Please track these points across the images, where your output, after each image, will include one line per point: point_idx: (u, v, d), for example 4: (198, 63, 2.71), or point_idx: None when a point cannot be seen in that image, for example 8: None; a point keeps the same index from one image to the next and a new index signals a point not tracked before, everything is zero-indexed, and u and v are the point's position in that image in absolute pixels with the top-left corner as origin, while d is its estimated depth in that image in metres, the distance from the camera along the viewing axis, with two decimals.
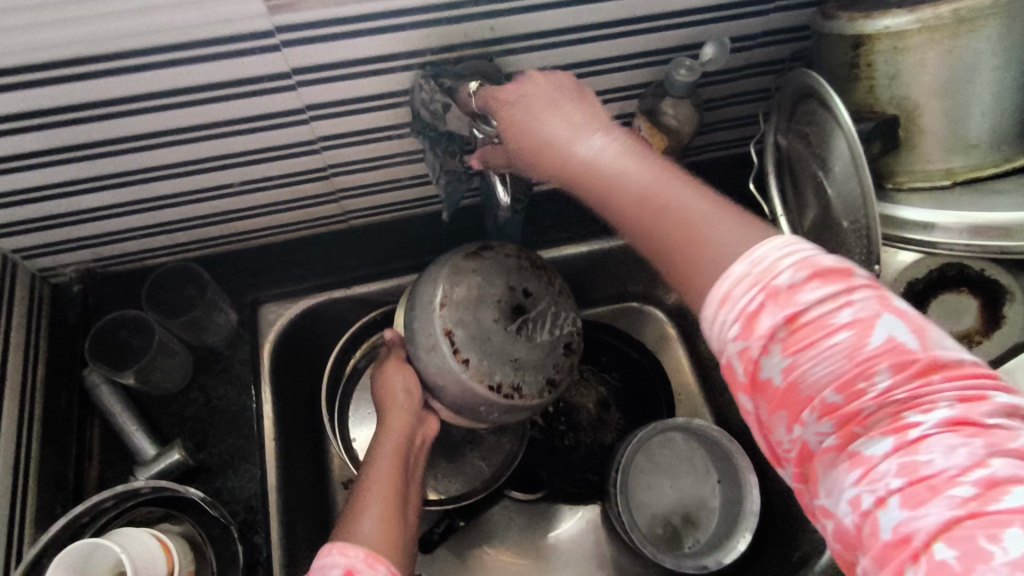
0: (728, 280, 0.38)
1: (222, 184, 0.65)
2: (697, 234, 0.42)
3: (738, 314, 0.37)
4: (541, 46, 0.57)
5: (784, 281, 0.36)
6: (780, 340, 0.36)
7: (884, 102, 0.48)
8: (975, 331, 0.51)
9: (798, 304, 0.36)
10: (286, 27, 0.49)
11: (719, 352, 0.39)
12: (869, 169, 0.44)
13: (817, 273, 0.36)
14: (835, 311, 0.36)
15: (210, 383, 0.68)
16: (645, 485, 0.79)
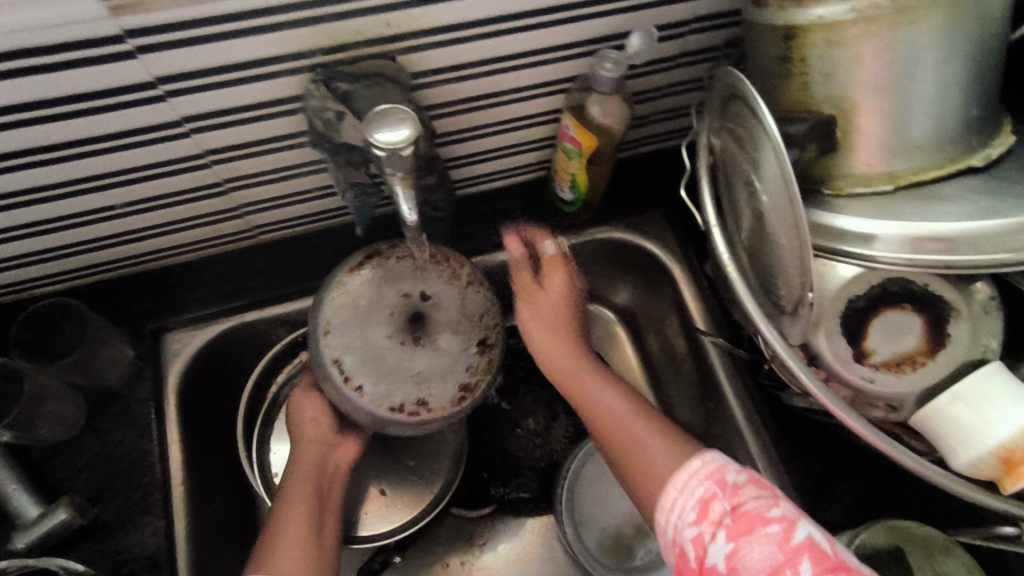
0: (688, 472, 0.47)
1: (101, 206, 0.57)
2: (636, 444, 0.52)
3: (694, 502, 0.46)
4: (448, 42, 0.50)
5: (732, 479, 0.45)
6: (726, 526, 0.43)
7: (820, 100, 0.43)
8: (919, 353, 0.47)
9: (740, 498, 0.44)
10: (136, 30, 0.42)
11: (673, 539, 0.45)
12: (794, 180, 0.40)
13: (753, 480, 0.45)
14: (767, 506, 0.43)
15: (106, 427, 0.61)
16: (595, 496, 0.74)
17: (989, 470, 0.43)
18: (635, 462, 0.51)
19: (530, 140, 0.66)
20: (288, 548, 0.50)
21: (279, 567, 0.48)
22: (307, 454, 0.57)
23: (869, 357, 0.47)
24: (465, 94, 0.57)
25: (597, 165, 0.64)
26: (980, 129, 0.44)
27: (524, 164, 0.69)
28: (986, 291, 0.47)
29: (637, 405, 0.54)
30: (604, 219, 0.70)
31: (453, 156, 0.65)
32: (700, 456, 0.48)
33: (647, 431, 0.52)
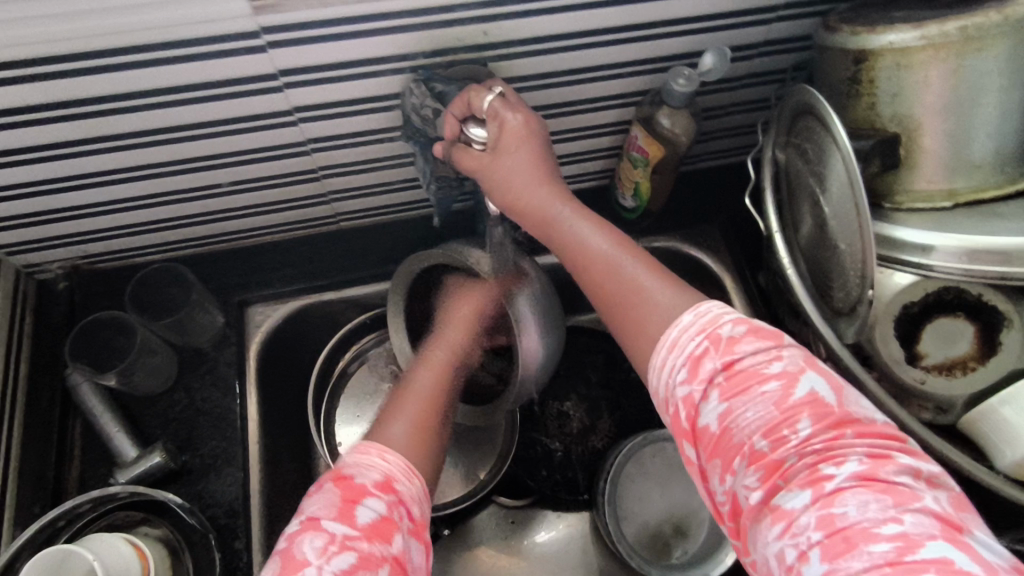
0: (677, 329, 0.44)
1: (209, 185, 0.64)
2: (643, 295, 0.47)
3: (685, 358, 0.43)
4: (537, 52, 0.55)
5: (725, 332, 0.43)
6: (718, 385, 0.41)
7: (885, 119, 0.46)
8: (970, 358, 0.49)
9: (734, 354, 0.42)
10: (271, 28, 0.48)
11: (666, 397, 0.44)
12: (864, 190, 0.43)
13: (750, 331, 0.43)
14: (766, 363, 0.41)
15: (194, 385, 0.67)
16: (634, 492, 0.75)
17: None
18: (628, 306, 0.48)
19: (598, 148, 0.70)
20: (403, 423, 0.52)
21: (389, 429, 0.51)
22: (449, 349, 0.61)
23: (921, 360, 0.49)
24: (544, 101, 0.61)
25: (659, 176, 0.67)
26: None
27: (589, 171, 0.74)
28: None
29: (656, 270, 0.49)
30: (661, 226, 0.74)
31: None
32: (692, 308, 0.45)
33: (647, 275, 0.48)
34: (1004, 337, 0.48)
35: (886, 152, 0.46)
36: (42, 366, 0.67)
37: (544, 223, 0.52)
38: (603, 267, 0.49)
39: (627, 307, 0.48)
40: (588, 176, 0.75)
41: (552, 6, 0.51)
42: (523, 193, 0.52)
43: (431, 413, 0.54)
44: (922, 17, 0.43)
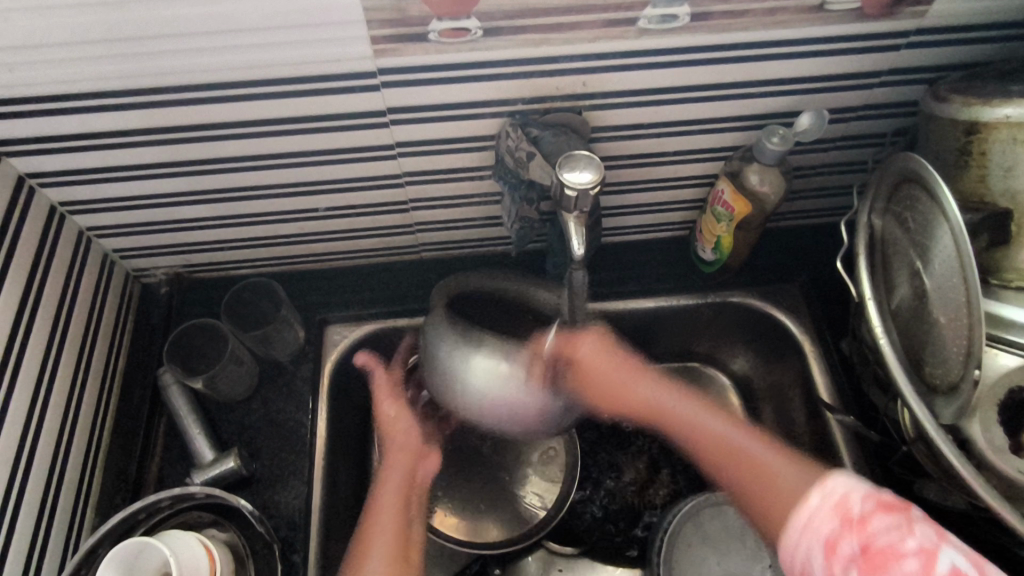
0: (807, 511, 0.47)
1: (308, 209, 0.68)
2: (769, 476, 0.54)
3: (820, 540, 0.45)
4: (633, 104, 0.57)
5: (856, 510, 0.45)
6: (858, 562, 0.42)
7: (1001, 192, 0.45)
8: None
9: (868, 530, 0.43)
10: (387, 69, 0.52)
11: (806, 569, 0.46)
12: (975, 266, 0.41)
13: (880, 505, 0.44)
14: (900, 537, 0.42)
15: (271, 395, 0.71)
16: (689, 554, 0.70)
17: None
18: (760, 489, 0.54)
19: (681, 200, 0.70)
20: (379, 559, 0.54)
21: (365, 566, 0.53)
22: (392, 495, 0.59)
23: None
24: (633, 151, 0.62)
25: (744, 231, 0.66)
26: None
27: (669, 221, 0.74)
28: None
29: (754, 435, 0.58)
30: (738, 281, 0.73)
31: (607, 205, 0.70)
32: (820, 487, 0.47)
33: (747, 445, 0.57)
34: None
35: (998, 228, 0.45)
36: (137, 364, 0.72)
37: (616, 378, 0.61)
38: (680, 421, 0.61)
39: (768, 490, 0.53)
40: (667, 227, 0.75)
41: (654, 61, 0.52)
42: (621, 373, 0.61)
43: (399, 544, 0.56)
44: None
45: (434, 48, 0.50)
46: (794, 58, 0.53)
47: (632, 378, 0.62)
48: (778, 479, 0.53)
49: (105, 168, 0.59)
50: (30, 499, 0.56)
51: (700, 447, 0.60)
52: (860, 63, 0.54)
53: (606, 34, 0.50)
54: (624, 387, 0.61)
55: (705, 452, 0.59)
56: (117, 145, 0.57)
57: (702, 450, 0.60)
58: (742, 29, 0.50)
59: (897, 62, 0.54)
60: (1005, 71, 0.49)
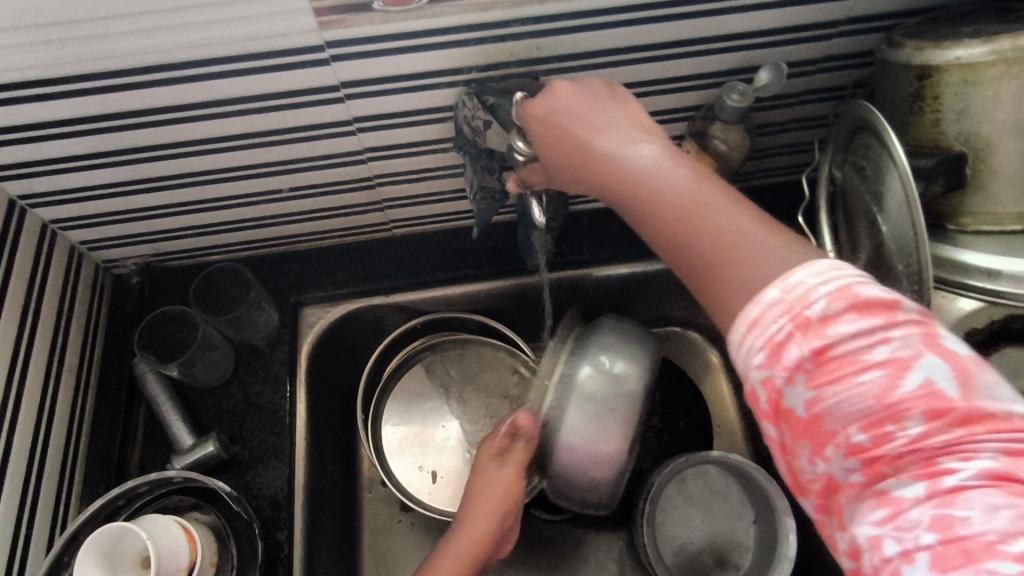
0: (757, 305, 0.38)
1: (272, 190, 0.67)
2: (734, 257, 0.41)
3: (765, 340, 0.38)
4: (589, 67, 0.56)
5: (816, 309, 0.36)
6: (805, 371, 0.36)
7: (953, 135, 0.44)
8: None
9: (829, 336, 0.36)
10: (334, 43, 0.51)
11: (742, 375, 0.39)
12: (922, 208, 0.41)
13: (804, 317, 0.37)
14: (869, 346, 0.36)
15: (248, 379, 0.71)
16: (676, 515, 0.76)
17: None
18: (716, 284, 0.41)
19: None
20: None
21: None
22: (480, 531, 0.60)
23: None
24: None
25: None
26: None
27: None
28: None
29: (720, 195, 0.43)
30: None
31: None
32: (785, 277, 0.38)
33: (732, 212, 0.42)
34: None
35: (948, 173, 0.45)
36: (113, 355, 0.72)
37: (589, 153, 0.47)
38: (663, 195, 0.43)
39: (715, 265, 0.41)
40: None
41: (607, 20, 0.52)
42: (578, 138, 0.47)
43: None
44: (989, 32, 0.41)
45: (380, 17, 0.49)
46: (749, 11, 0.52)
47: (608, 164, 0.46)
48: (730, 267, 0.41)
49: (60, 158, 0.59)
50: (9, 494, 0.56)
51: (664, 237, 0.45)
52: (816, 14, 0.53)
53: None
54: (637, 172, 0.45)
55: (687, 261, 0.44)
56: (68, 134, 0.56)
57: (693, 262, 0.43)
58: None
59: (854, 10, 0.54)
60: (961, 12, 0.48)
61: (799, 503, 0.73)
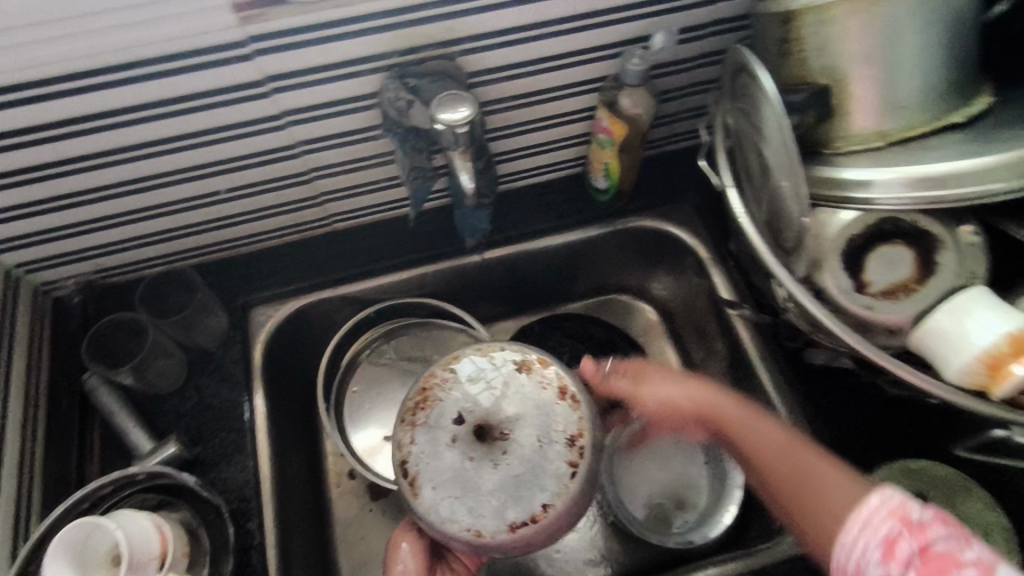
0: (857, 520, 0.42)
1: (209, 192, 0.69)
2: (828, 504, 0.46)
3: (878, 539, 0.40)
4: (500, 45, 0.61)
5: (914, 515, 0.40)
6: (915, 566, 0.38)
7: (819, 68, 0.50)
8: (912, 281, 0.50)
9: (928, 536, 0.39)
10: (256, 37, 0.53)
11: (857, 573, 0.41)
12: (789, 125, 0.47)
13: (903, 519, 0.40)
14: (963, 544, 0.38)
15: (203, 382, 0.72)
16: (633, 470, 0.80)
17: (979, 379, 0.45)
18: (805, 507, 0.48)
19: (569, 137, 0.75)
20: None
21: None
22: None
23: (868, 289, 0.50)
24: (511, 93, 0.66)
25: (627, 154, 0.72)
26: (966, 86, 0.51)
27: (562, 159, 0.79)
28: (974, 232, 0.50)
29: (819, 455, 0.50)
30: (633, 208, 0.79)
31: (500, 152, 0.74)
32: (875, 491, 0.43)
33: (830, 475, 0.48)
34: (939, 256, 0.50)
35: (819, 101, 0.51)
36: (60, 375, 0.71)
37: (701, 411, 0.56)
38: (799, 471, 0.49)
39: (806, 508, 0.47)
40: (562, 166, 0.80)
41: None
42: (650, 374, 0.59)
43: None
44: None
45: (298, 9, 0.52)
46: None
47: (720, 413, 0.55)
48: (821, 490, 0.47)
49: None
50: None
51: (784, 501, 0.50)
52: None
53: None
54: (761, 438, 0.52)
55: (767, 466, 0.51)
56: None
57: (789, 492, 0.49)
58: None
59: None
60: None
61: None
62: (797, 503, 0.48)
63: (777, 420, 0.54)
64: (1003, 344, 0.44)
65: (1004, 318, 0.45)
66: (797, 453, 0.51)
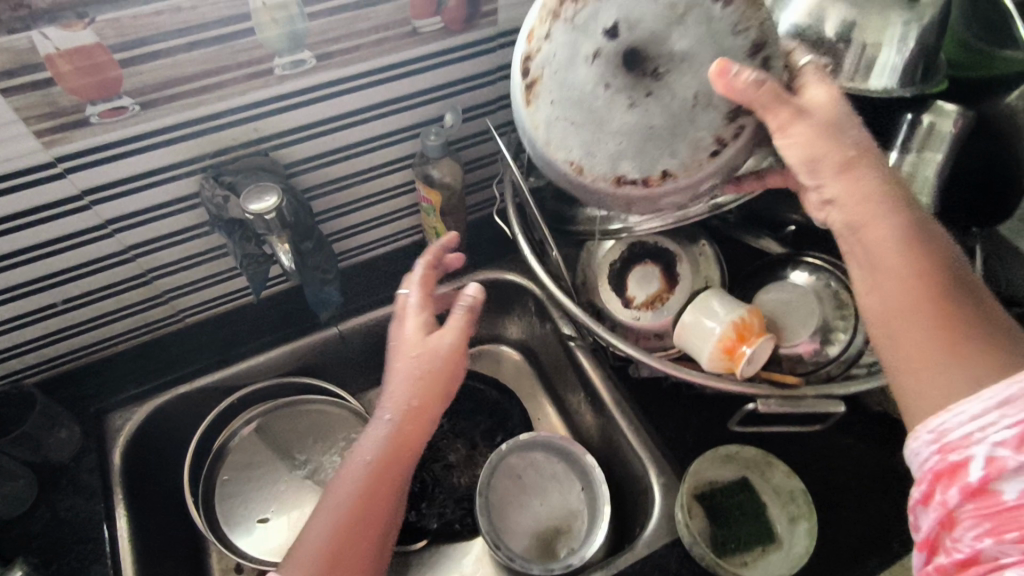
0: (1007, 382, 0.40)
1: (45, 306, 0.70)
2: (948, 340, 0.46)
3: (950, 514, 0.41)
4: (307, 138, 0.68)
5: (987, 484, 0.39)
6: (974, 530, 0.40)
7: (544, 121, 0.50)
8: (664, 291, 0.61)
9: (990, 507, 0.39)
10: (63, 157, 0.58)
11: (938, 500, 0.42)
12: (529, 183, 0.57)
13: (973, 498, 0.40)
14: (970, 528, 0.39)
15: (56, 497, 0.71)
16: (515, 507, 0.82)
17: (723, 365, 0.54)
18: (936, 357, 0.46)
19: (399, 209, 0.83)
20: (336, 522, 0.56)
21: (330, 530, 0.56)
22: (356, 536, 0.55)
23: (633, 303, 0.61)
24: (331, 177, 0.74)
25: (452, 217, 0.81)
26: (695, 80, 0.49)
27: (399, 229, 0.86)
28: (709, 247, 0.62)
29: (961, 291, 0.48)
30: (472, 263, 0.88)
31: (337, 231, 0.81)
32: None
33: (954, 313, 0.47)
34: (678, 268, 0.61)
35: (551, 139, 0.50)
36: None
37: (873, 263, 0.49)
38: (949, 331, 0.46)
39: (932, 339, 0.47)
40: (400, 235, 0.88)
41: (302, 98, 0.64)
42: (876, 228, 0.49)
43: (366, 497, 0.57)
44: (542, 8, 0.49)
45: (101, 128, 0.57)
46: (417, 73, 0.68)
47: (887, 258, 0.48)
48: (920, 347, 0.47)
49: None
50: None
51: (918, 346, 0.47)
52: (469, 67, 0.71)
53: (251, 86, 0.61)
54: (899, 302, 0.48)
55: (901, 329, 0.48)
56: None
57: (925, 338, 0.47)
58: (362, 60, 0.64)
59: (498, 60, 0.72)
60: None
61: (602, 454, 0.86)
62: (940, 333, 0.47)
63: (929, 236, 0.49)
64: (729, 330, 0.53)
65: (730, 308, 0.55)
66: (934, 279, 0.48)
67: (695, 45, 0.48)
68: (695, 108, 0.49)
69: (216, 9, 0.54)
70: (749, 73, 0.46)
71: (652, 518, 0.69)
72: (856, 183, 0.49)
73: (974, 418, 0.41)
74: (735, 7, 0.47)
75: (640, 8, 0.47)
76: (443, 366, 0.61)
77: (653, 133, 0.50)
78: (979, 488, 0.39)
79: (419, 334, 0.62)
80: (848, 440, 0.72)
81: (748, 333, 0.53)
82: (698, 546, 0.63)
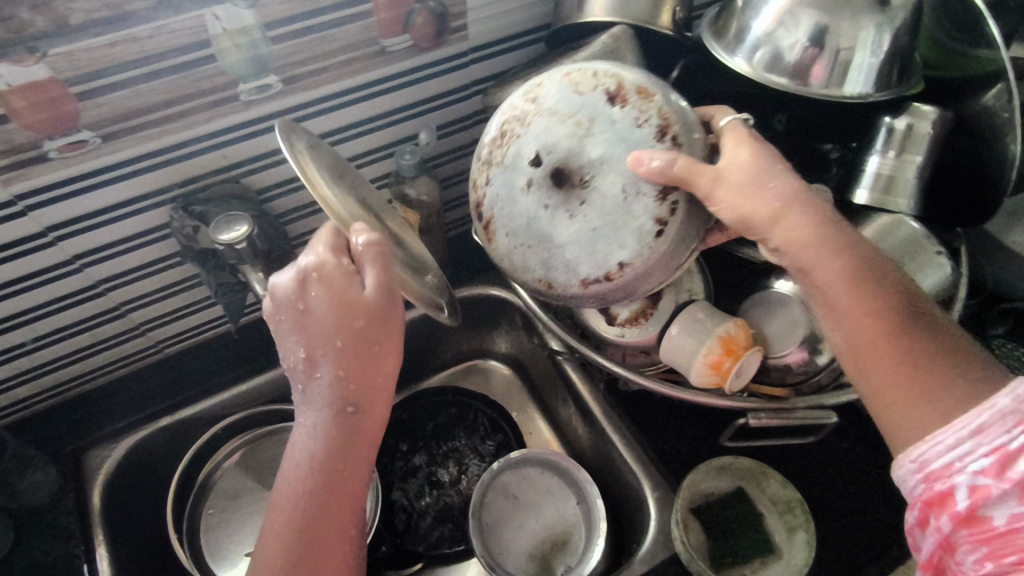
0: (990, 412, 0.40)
1: (12, 346, 0.67)
2: (905, 362, 0.46)
3: (936, 533, 0.41)
4: (278, 162, 0.67)
5: (963, 500, 0.39)
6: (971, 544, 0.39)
7: (506, 252, 0.53)
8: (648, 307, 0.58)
9: (984, 521, 0.38)
10: (22, 194, 0.56)
11: (925, 520, 0.42)
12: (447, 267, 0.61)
13: (962, 516, 0.39)
14: (972, 548, 0.38)
15: (34, 542, 0.69)
16: (509, 525, 0.81)
17: (710, 380, 0.54)
18: (912, 388, 0.45)
19: None
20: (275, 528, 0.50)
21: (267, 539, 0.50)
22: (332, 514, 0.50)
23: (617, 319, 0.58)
24: (305, 201, 0.72)
25: (430, 235, 0.79)
26: (621, 175, 0.49)
27: None
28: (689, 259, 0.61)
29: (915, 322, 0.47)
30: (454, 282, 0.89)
31: (314, 254, 0.80)
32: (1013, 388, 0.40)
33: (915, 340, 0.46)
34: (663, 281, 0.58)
35: (519, 260, 0.53)
36: None
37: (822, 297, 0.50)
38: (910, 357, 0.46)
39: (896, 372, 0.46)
40: None
41: (270, 123, 0.62)
42: (815, 267, 0.49)
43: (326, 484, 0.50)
44: (477, 160, 0.55)
45: (61, 163, 0.55)
46: (389, 91, 0.67)
47: (835, 296, 0.48)
48: (880, 377, 0.47)
49: None
50: None
51: (888, 380, 0.46)
52: (442, 84, 0.70)
53: (216, 113, 0.59)
54: (853, 338, 0.48)
55: (866, 366, 0.47)
56: None
57: (882, 371, 0.47)
58: (332, 81, 0.63)
59: (471, 75, 0.71)
60: (527, 65, 0.67)
61: (596, 466, 0.84)
62: (906, 366, 0.46)
63: (872, 271, 0.49)
64: (715, 345, 0.53)
65: (717, 322, 0.54)
66: (880, 308, 0.47)
67: (609, 148, 0.49)
68: (629, 198, 0.49)
69: (173, 37, 0.53)
70: (659, 158, 0.47)
71: (648, 534, 0.67)
72: (793, 230, 0.49)
73: (953, 445, 0.41)
74: (632, 104, 0.49)
75: (554, 132, 0.50)
76: (369, 330, 0.51)
77: (598, 234, 0.49)
78: (969, 513, 0.39)
79: (357, 295, 0.51)
80: (843, 442, 0.71)
81: (735, 347, 0.53)
82: (695, 562, 0.62)
